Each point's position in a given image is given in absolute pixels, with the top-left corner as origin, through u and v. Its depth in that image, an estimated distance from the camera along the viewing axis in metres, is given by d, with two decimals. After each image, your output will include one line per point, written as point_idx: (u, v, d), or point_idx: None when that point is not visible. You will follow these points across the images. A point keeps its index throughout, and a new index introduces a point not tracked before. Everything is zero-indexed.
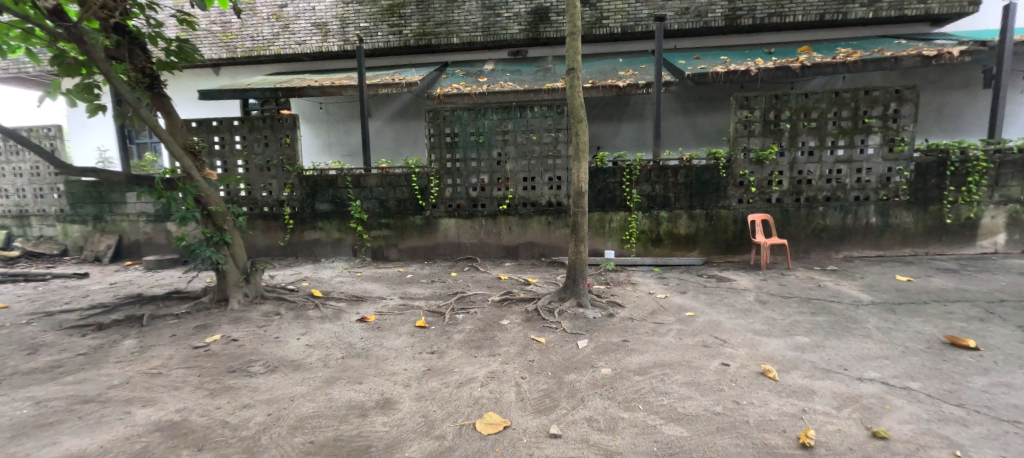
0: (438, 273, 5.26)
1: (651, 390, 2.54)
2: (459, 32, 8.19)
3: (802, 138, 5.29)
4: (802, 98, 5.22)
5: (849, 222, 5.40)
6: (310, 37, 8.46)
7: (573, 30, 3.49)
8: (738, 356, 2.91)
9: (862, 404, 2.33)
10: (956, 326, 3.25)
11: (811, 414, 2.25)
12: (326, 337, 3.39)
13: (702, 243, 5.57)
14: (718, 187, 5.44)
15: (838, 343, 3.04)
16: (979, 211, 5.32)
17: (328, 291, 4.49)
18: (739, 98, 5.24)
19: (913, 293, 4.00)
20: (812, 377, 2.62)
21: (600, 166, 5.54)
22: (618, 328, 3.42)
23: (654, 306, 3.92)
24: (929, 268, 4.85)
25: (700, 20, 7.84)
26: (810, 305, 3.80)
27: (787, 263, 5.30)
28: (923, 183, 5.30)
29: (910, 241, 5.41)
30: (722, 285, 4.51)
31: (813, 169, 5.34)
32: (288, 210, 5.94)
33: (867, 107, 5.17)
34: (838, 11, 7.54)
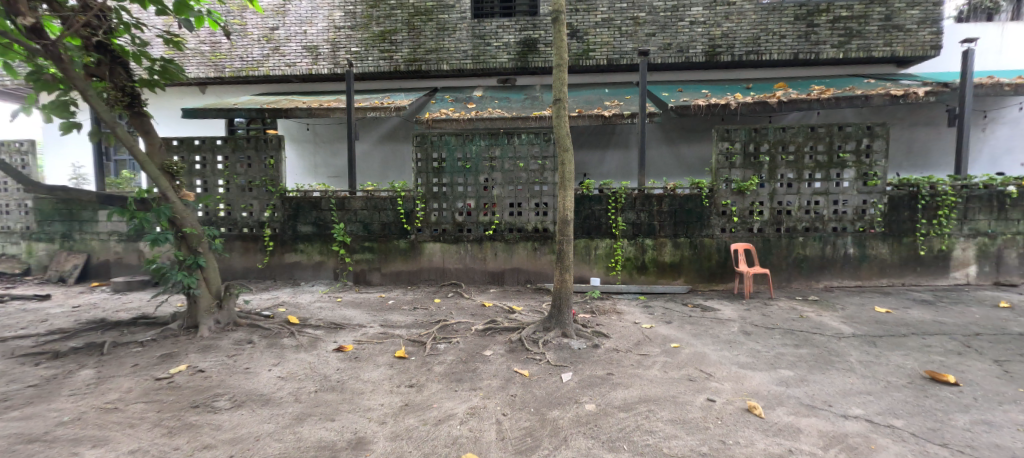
0: (422, 299, 5.16)
1: (635, 428, 2.49)
2: (450, 59, 8.38)
3: (781, 170, 5.46)
4: (779, 132, 5.40)
5: (828, 252, 5.53)
6: (300, 60, 8.54)
7: (560, 61, 3.57)
8: (722, 391, 2.89)
9: (848, 443, 2.33)
10: (934, 360, 3.31)
11: (797, 455, 2.24)
12: (300, 368, 3.26)
13: (686, 271, 5.62)
14: (701, 216, 5.53)
15: (821, 378, 3.05)
16: (950, 243, 5.50)
17: (306, 317, 4.34)
18: (720, 130, 5.40)
19: (890, 326, 4.06)
20: (799, 414, 2.61)
21: (586, 193, 5.60)
22: (602, 360, 3.38)
23: (639, 336, 3.89)
24: (906, 299, 4.96)
25: (681, 55, 8.18)
26: (792, 338, 3.82)
27: (768, 294, 5.37)
28: (896, 216, 5.47)
29: (887, 271, 5.55)
30: (707, 316, 4.50)
31: (792, 200, 5.49)
32: (269, 231, 5.82)
33: (841, 142, 5.37)
34: (810, 52, 7.97)
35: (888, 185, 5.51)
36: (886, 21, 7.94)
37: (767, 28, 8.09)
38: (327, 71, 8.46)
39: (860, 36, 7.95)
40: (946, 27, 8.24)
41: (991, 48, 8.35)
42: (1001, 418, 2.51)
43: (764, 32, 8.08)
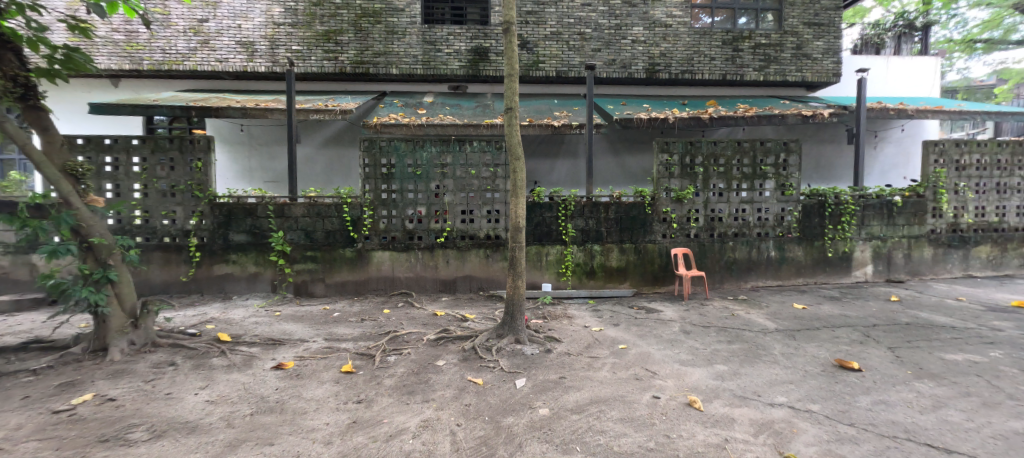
0: (370, 311, 4.92)
1: (587, 429, 2.56)
2: (399, 63, 8.22)
3: (714, 180, 5.90)
4: (711, 146, 5.85)
5: (754, 255, 6.06)
6: (233, 55, 7.93)
7: (511, 72, 3.62)
8: (666, 388, 3.05)
9: (774, 429, 2.56)
10: (842, 349, 3.74)
11: (733, 443, 2.43)
12: (232, 390, 2.98)
13: (631, 275, 5.89)
14: (644, 223, 5.85)
15: (751, 370, 3.33)
16: (851, 245, 6.26)
17: (238, 334, 3.97)
18: (660, 142, 5.75)
19: (806, 320, 4.53)
20: (733, 405, 2.82)
21: (537, 201, 5.70)
22: (554, 364, 3.44)
23: (589, 339, 4.01)
24: (818, 296, 5.57)
25: (625, 71, 8.65)
26: (726, 334, 4.13)
27: (702, 295, 5.78)
28: (809, 222, 6.13)
29: (802, 272, 6.19)
30: (650, 317, 4.75)
31: (724, 208, 5.96)
32: (195, 241, 5.30)
33: (763, 156, 5.92)
34: (734, 74, 8.78)
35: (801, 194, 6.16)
36: (797, 50, 8.93)
37: (699, 50, 8.78)
38: (265, 69, 7.94)
39: (777, 62, 8.88)
40: (846, 57, 9.41)
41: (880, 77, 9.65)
42: (894, 397, 2.90)
43: (696, 54, 8.75)
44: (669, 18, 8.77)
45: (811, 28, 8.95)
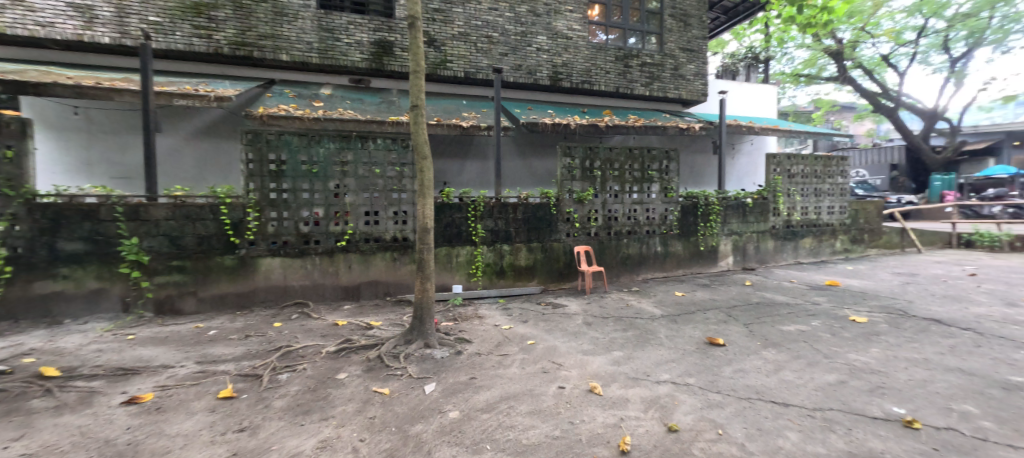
0: (257, 325, 4.36)
1: (497, 426, 2.60)
2: (289, 49, 7.38)
3: (610, 183, 6.39)
4: (607, 152, 6.33)
5: (644, 250, 6.71)
6: (61, 19, 6.36)
7: (417, 68, 3.51)
8: (570, 378, 3.24)
9: (660, 403, 2.89)
10: (711, 328, 4.38)
11: (627, 421, 2.69)
12: (64, 436, 2.41)
13: (539, 273, 6.11)
14: (550, 223, 6.13)
15: (642, 353, 3.71)
16: (717, 240, 7.30)
17: (72, 367, 3.21)
18: (563, 147, 6.05)
19: (685, 305, 5.20)
20: (627, 387, 3.11)
21: (446, 201, 5.65)
22: (465, 366, 3.41)
23: (500, 338, 4.06)
24: (694, 284, 6.41)
25: (531, 77, 8.86)
26: (622, 323, 4.52)
27: (602, 288, 6.23)
28: (686, 220, 7.00)
29: (682, 264, 7.03)
30: (556, 312, 4.98)
31: (619, 208, 6.49)
32: (7, 252, 4.26)
33: (649, 162, 6.60)
34: (626, 88, 9.65)
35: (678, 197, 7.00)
36: (675, 71, 10.17)
37: (596, 63, 9.41)
38: (109, 40, 6.56)
39: (659, 79, 9.98)
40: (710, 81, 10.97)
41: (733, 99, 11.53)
42: (748, 365, 3.47)
43: (595, 67, 9.40)
44: (569, 31, 9.24)
45: (685, 53, 10.25)
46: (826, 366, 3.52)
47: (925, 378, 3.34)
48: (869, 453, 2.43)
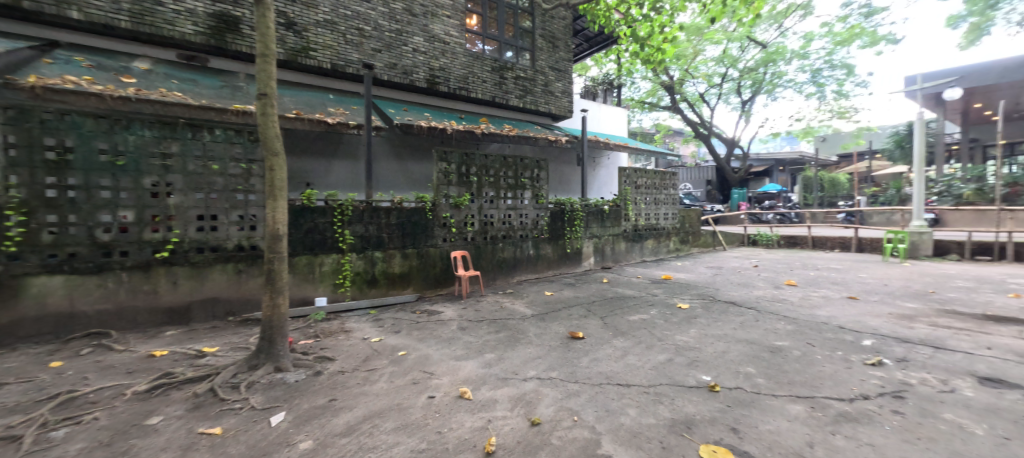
0: (24, 370, 3.87)
1: (358, 448, 2.63)
2: (91, 8, 6.55)
3: (486, 189, 7.28)
4: (483, 158, 7.19)
5: (518, 253, 7.80)
6: None
7: (264, 51, 3.65)
8: (441, 386, 3.48)
9: (527, 398, 3.45)
10: (573, 322, 5.89)
11: (495, 422, 3.01)
12: None
13: (415, 280, 6.61)
14: (425, 228, 6.66)
15: (512, 353, 4.44)
16: (581, 243, 8.93)
17: None
18: (440, 152, 6.67)
19: (552, 303, 6.63)
20: (497, 387, 3.61)
21: (308, 204, 5.72)
22: (324, 387, 3.39)
23: (369, 351, 4.18)
24: (562, 283, 7.97)
25: (407, 77, 9.02)
26: (495, 325, 5.31)
27: (479, 292, 7.09)
28: (555, 225, 8.41)
29: (551, 265, 8.37)
30: (431, 319, 5.43)
31: (495, 213, 7.43)
32: None
33: (524, 171, 7.76)
34: (498, 99, 10.48)
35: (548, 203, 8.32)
36: (544, 87, 11.50)
37: (473, 72, 10.04)
38: None
39: (530, 93, 11.20)
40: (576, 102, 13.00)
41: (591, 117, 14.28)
42: (600, 356, 4.73)
43: (472, 75, 10.00)
44: (448, 36, 9.64)
45: (553, 72, 11.69)
46: (658, 349, 5.09)
47: (721, 350, 4.98)
48: (683, 419, 3.37)
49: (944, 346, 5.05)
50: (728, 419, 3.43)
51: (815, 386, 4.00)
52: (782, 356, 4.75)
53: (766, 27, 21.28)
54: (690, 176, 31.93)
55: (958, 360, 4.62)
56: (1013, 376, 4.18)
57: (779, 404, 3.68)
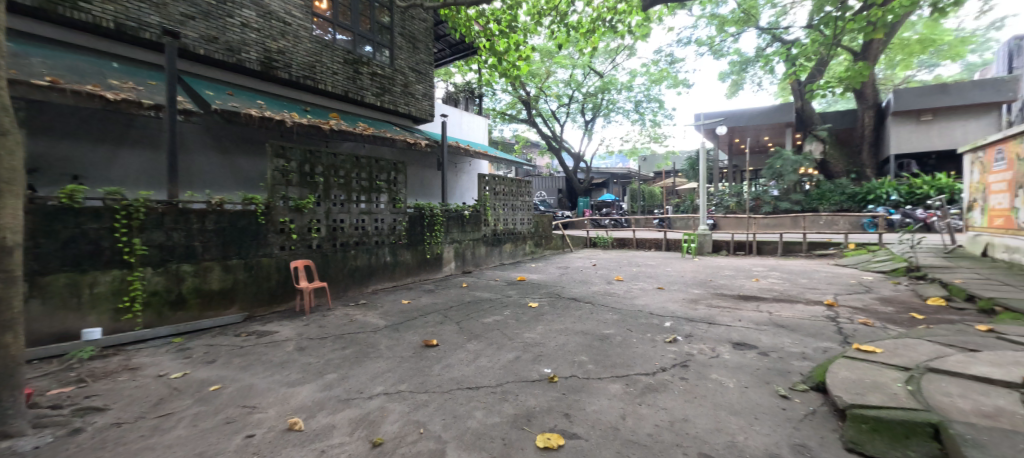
0: None
1: None
2: None
3: (335, 192, 7.90)
4: (331, 158, 7.79)
5: (374, 261, 8.57)
6: None
7: None
8: (264, 422, 3.60)
9: (369, 419, 3.71)
10: (429, 330, 5.99)
11: (328, 453, 3.23)
12: None
13: (240, 298, 6.66)
14: (258, 235, 6.85)
15: (357, 370, 4.62)
16: (441, 248, 10.24)
17: None
18: (276, 148, 7.06)
19: (409, 313, 6.81)
20: (335, 411, 3.80)
21: (72, 206, 5.31)
22: (88, 448, 3.29)
23: (171, 391, 4.18)
24: (421, 290, 8.49)
25: (233, 55, 9.58)
26: (340, 342, 5.43)
27: (325, 307, 7.24)
28: (414, 229, 9.51)
29: (409, 271, 9.39)
30: (260, 342, 5.46)
31: (346, 218, 8.09)
32: None
33: (379, 173, 8.62)
34: (343, 90, 11.72)
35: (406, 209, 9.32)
36: (404, 88, 13.51)
37: (319, 60, 11.16)
38: None
39: (389, 93, 13.02)
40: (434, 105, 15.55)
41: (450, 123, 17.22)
42: (452, 360, 5.03)
43: (319, 63, 11.14)
44: (289, 17, 10.56)
45: (412, 73, 13.77)
46: (508, 347, 5.47)
47: (560, 343, 5.64)
48: (525, 412, 3.95)
49: (712, 321, 6.69)
50: (562, 406, 4.09)
51: (629, 365, 5.00)
52: (608, 343, 5.67)
53: (605, 58, 25.45)
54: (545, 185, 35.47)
55: (721, 331, 6.20)
56: (751, 340, 5.82)
57: (603, 385, 4.51)
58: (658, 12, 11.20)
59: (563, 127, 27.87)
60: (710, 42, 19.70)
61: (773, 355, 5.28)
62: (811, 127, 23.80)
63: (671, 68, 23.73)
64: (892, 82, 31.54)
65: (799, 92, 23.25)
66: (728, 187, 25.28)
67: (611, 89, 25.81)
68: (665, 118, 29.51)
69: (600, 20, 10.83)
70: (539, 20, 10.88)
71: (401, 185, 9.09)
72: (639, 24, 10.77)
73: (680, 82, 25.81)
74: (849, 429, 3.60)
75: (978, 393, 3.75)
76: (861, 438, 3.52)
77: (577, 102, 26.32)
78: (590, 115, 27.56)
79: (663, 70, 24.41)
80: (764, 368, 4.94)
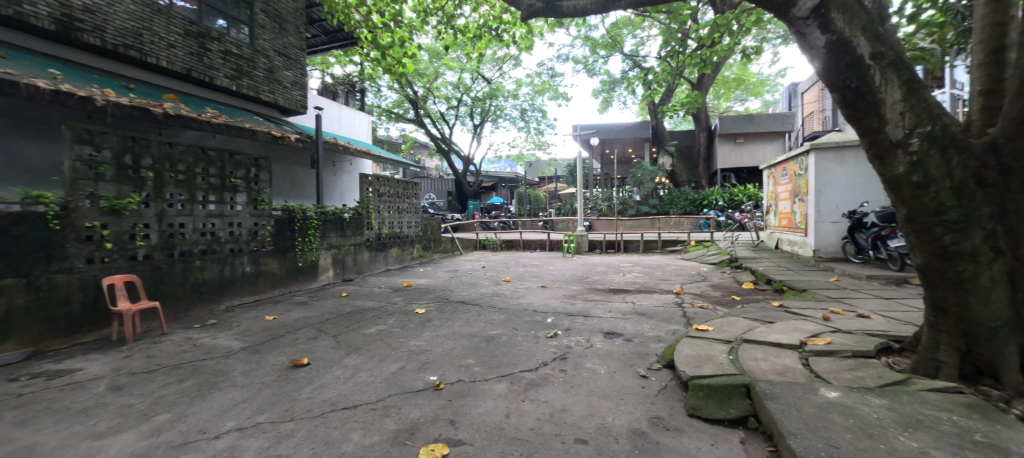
0: None
1: None
2: None
3: (173, 190, 6.71)
4: (166, 148, 6.61)
5: (227, 272, 7.48)
6: None
7: None
8: None
9: None
10: (298, 348, 5.32)
11: None
12: None
13: (19, 330, 5.19)
14: (53, 248, 5.47)
15: (201, 406, 3.90)
16: (316, 255, 9.41)
17: None
18: (79, 133, 5.65)
19: (273, 330, 6.01)
20: None
21: None
22: None
23: None
24: (289, 304, 7.57)
25: (13, 7, 7.53)
26: (178, 374, 4.56)
27: (159, 332, 5.99)
28: (282, 235, 8.53)
29: (275, 283, 8.40)
30: (58, 384, 4.34)
31: (188, 222, 6.90)
32: None
33: (233, 169, 7.58)
34: (183, 68, 10.10)
35: (271, 211, 8.35)
36: (269, 73, 12.36)
37: (149, 27, 9.45)
38: None
39: (250, 77, 11.73)
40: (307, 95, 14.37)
41: (326, 117, 16.06)
42: (326, 379, 4.49)
43: (147, 32, 9.41)
44: None
45: (278, 57, 12.62)
46: (391, 358, 5.07)
47: (447, 348, 5.40)
48: (408, 426, 3.65)
49: (587, 314, 6.99)
50: (447, 413, 3.87)
51: (515, 363, 4.95)
52: (495, 343, 5.56)
53: (492, 65, 25.80)
54: (434, 187, 35.05)
55: (596, 323, 6.49)
56: (618, 328, 6.23)
57: (488, 386, 4.38)
58: (539, 26, 11.55)
59: (452, 130, 27.63)
60: (585, 61, 21.10)
61: (635, 340, 5.71)
62: (663, 144, 26.72)
63: (552, 81, 24.99)
64: (720, 113, 37.72)
65: (653, 111, 25.93)
66: (601, 192, 27.21)
67: (498, 96, 26.29)
68: (548, 128, 30.95)
69: (486, 27, 10.80)
70: (425, 19, 10.48)
71: (262, 183, 8.12)
72: (522, 35, 10.96)
73: (560, 95, 27.24)
74: (690, 398, 4.07)
75: (773, 357, 4.67)
76: (699, 404, 3.98)
77: (466, 105, 26.30)
78: (478, 119, 27.69)
79: (545, 82, 25.58)
80: (628, 352, 5.31)
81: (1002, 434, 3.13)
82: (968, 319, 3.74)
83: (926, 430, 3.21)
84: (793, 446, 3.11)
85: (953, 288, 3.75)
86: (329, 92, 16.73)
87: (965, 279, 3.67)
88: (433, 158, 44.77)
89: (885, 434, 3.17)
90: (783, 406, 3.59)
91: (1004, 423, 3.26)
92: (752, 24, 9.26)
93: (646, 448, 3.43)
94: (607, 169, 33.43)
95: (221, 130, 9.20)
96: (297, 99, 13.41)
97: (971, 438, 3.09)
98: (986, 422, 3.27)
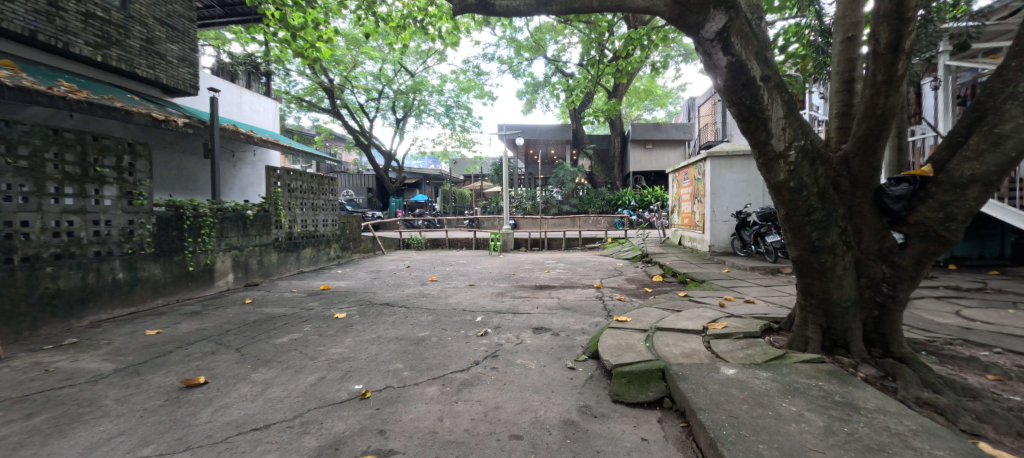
0: None
1: None
2: None
3: (16, 181, 5.65)
4: (5, 128, 5.53)
5: (94, 281, 6.41)
6: None
7: None
8: None
9: None
10: (191, 366, 4.64)
11: None
12: None
13: None
14: None
15: (59, 444, 3.24)
16: (212, 257, 8.44)
17: None
18: None
19: (157, 347, 5.21)
20: None
21: None
22: None
23: None
24: (178, 316, 6.64)
25: None
26: (28, 407, 3.76)
27: None
28: (167, 236, 7.52)
29: (160, 292, 7.39)
30: None
31: (33, 220, 5.81)
32: None
33: (99, 157, 6.51)
34: (24, 28, 8.50)
35: (152, 208, 7.30)
36: (148, 44, 10.95)
37: None
38: None
39: (121, 47, 10.29)
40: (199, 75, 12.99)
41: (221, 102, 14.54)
42: (230, 399, 3.92)
43: None
44: None
45: (159, 25, 11.16)
46: (309, 369, 4.59)
47: (373, 354, 5.00)
48: (331, 441, 3.28)
49: (516, 311, 6.88)
50: (375, 423, 3.53)
51: (444, 364, 4.69)
52: (423, 345, 5.26)
53: (416, 58, 25.01)
54: (352, 182, 33.40)
55: (525, 319, 6.41)
56: (546, 323, 6.17)
57: (418, 390, 4.09)
58: (465, 22, 11.29)
59: (372, 123, 26.38)
60: (510, 62, 21.10)
61: (562, 334, 5.68)
62: (582, 147, 27.57)
63: (478, 79, 24.85)
64: (632, 119, 39.76)
65: (574, 115, 26.75)
66: (525, 191, 27.45)
67: (422, 90, 25.55)
68: (473, 126, 30.70)
69: (410, 18, 10.29)
70: (343, 3, 9.75)
71: (139, 174, 7.05)
72: (449, 31, 10.63)
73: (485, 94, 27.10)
74: (613, 385, 4.06)
75: (682, 341, 4.85)
76: (622, 390, 3.98)
77: (388, 98, 25.29)
78: (401, 112, 26.81)
79: (471, 80, 25.41)
80: (556, 346, 5.25)
81: (855, 393, 3.48)
82: (828, 302, 4.13)
83: (801, 395, 3.49)
84: (703, 420, 3.18)
85: (818, 277, 4.09)
86: (225, 72, 15.26)
87: (827, 269, 4.02)
88: (352, 152, 42.93)
89: (773, 402, 3.38)
90: (693, 385, 3.69)
91: (855, 384, 3.63)
92: (660, 42, 9.52)
93: (577, 436, 3.36)
94: (530, 168, 33.89)
95: (80, 108, 7.93)
96: (184, 77, 12.07)
97: (834, 399, 3.40)
98: (843, 385, 3.62)
